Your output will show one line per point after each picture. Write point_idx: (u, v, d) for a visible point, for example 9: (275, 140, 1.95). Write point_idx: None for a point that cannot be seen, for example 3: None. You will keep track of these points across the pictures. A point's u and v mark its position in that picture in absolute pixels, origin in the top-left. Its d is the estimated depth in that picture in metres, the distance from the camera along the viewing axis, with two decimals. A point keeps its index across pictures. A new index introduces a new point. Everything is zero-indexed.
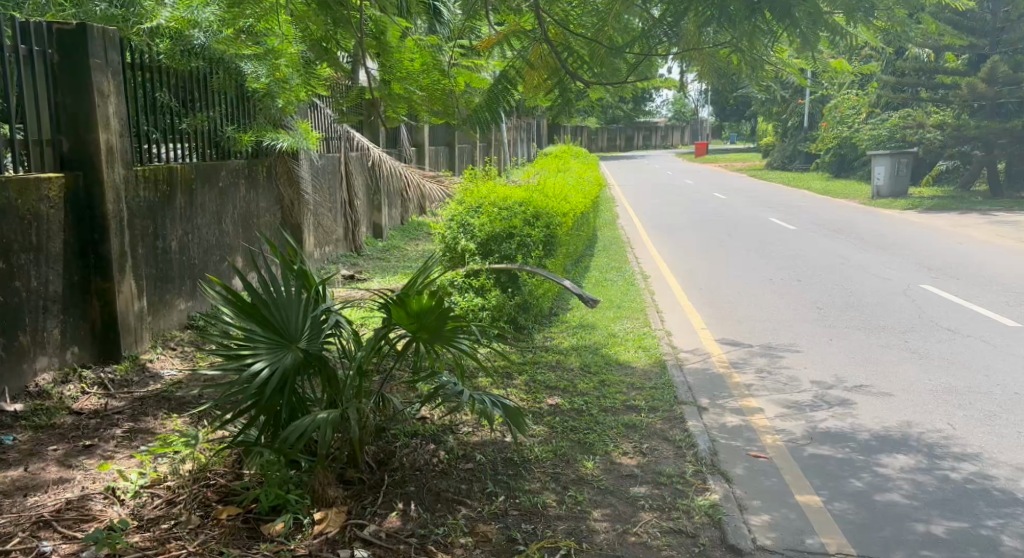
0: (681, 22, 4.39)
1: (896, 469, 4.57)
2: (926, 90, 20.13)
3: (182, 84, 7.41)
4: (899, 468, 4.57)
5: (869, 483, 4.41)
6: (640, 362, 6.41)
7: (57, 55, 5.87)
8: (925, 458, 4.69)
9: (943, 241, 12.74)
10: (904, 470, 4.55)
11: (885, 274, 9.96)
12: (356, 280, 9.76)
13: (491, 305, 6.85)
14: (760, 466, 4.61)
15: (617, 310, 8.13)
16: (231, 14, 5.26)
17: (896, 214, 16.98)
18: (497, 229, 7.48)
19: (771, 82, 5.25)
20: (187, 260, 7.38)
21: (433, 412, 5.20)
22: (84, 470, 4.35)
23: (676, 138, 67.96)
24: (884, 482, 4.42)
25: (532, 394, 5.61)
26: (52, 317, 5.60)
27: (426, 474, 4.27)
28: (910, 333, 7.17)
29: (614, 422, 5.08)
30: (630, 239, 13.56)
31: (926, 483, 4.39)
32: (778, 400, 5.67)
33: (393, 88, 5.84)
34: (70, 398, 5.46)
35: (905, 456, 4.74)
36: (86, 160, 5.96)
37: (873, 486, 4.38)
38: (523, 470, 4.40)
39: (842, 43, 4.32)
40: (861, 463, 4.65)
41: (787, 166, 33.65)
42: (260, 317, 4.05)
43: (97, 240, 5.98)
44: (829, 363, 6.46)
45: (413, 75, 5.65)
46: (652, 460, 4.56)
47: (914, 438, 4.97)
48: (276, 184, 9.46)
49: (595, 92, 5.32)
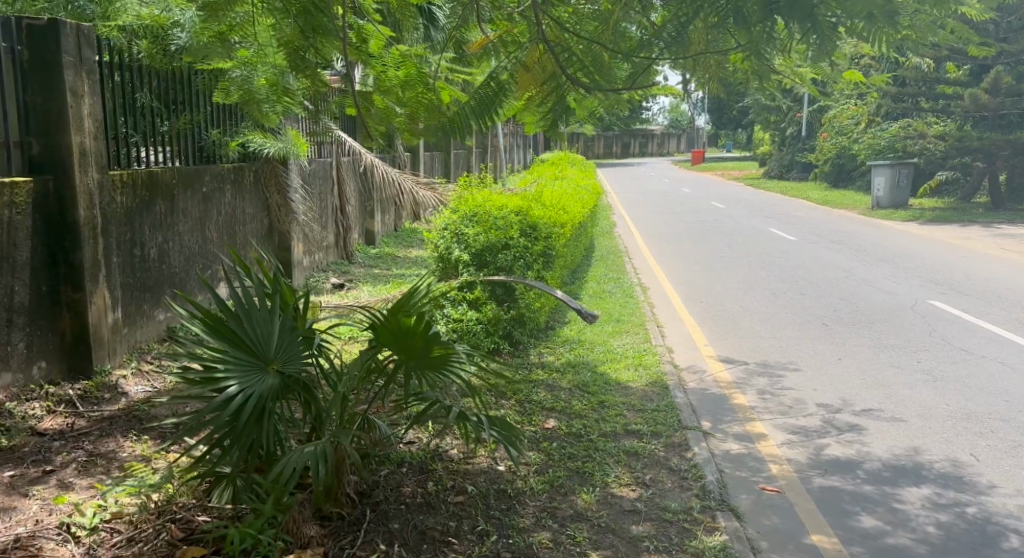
0: (684, 32, 4.13)
1: (912, 504, 4.24)
2: (927, 100, 19.88)
3: (163, 84, 7.09)
4: (918, 504, 4.24)
5: (884, 521, 4.08)
6: (639, 382, 6.07)
7: (27, 52, 5.53)
8: (945, 492, 4.37)
9: (949, 255, 12.47)
10: (921, 506, 4.22)
11: (892, 288, 9.66)
12: (345, 290, 9.47)
13: (485, 318, 6.59)
14: (771, 500, 4.28)
15: (616, 325, 7.81)
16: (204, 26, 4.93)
17: (898, 226, 16.75)
18: (492, 239, 7.13)
19: (778, 91, 4.99)
20: (167, 269, 7.04)
21: (421, 435, 4.90)
22: (40, 501, 4.04)
23: (671, 146, 67.89)
24: (900, 519, 4.09)
25: (527, 416, 5.27)
26: (17, 330, 5.27)
27: (411, 510, 3.94)
28: (921, 353, 6.87)
29: (615, 449, 4.76)
30: (630, 250, 13.23)
31: (950, 522, 4.07)
32: (785, 425, 5.34)
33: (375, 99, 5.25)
34: (34, 417, 5.11)
35: (923, 488, 4.42)
36: (57, 164, 5.62)
37: (888, 523, 4.05)
38: (516, 504, 4.08)
39: (866, 48, 4.01)
40: (874, 497, 4.32)
41: (785, 175, 33.47)
42: (230, 335, 3.70)
43: (68, 248, 5.65)
44: (838, 384, 6.14)
45: (396, 89, 5.09)
46: (655, 493, 4.23)
47: (933, 469, 4.66)
48: (263, 191, 9.10)
49: (591, 102, 5.04)
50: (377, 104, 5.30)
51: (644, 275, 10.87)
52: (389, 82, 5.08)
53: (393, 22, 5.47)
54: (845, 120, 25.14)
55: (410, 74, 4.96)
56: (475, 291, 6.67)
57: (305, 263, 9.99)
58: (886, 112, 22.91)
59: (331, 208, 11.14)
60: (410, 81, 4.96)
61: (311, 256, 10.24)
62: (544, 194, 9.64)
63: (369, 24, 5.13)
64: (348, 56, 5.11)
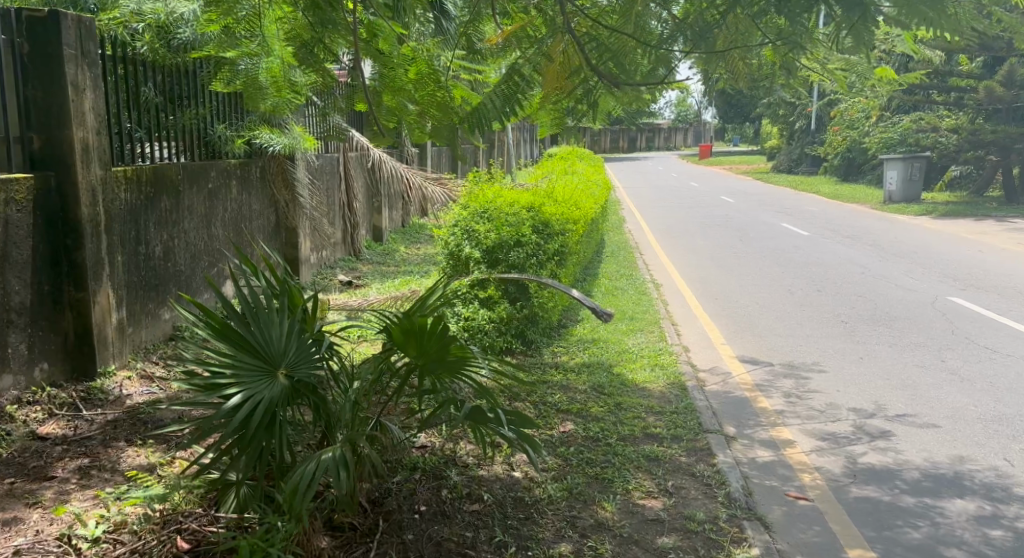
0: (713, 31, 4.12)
1: (956, 517, 4.07)
2: (940, 93, 19.64)
3: (168, 79, 6.94)
4: (962, 517, 4.08)
5: (929, 535, 3.91)
6: (656, 382, 5.91)
7: (27, 44, 5.37)
8: (988, 504, 4.20)
9: (966, 249, 12.29)
10: (966, 519, 4.05)
11: (910, 284, 9.46)
12: (353, 288, 9.34)
13: (497, 317, 6.41)
14: (803, 511, 4.11)
15: (630, 323, 7.64)
16: (208, 20, 4.78)
17: (911, 221, 16.55)
18: (504, 236, 6.94)
19: (802, 86, 4.84)
20: (173, 267, 6.90)
21: (434, 438, 4.74)
22: (42, 510, 3.95)
23: (678, 141, 67.64)
24: (945, 533, 3.92)
25: (543, 418, 5.11)
26: (17, 331, 5.13)
27: (426, 519, 3.79)
28: (946, 352, 6.69)
29: (635, 454, 4.60)
30: (640, 245, 13.07)
31: (996, 536, 3.90)
32: (812, 430, 5.17)
33: (384, 101, 4.84)
34: (35, 421, 4.99)
35: (964, 499, 4.25)
36: (60, 160, 5.47)
37: (934, 538, 3.88)
38: (535, 514, 3.92)
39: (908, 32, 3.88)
40: (915, 509, 4.15)
41: (794, 170, 33.22)
42: (238, 339, 3.55)
43: (71, 246, 5.51)
44: (863, 386, 5.96)
45: (409, 89, 4.70)
46: (679, 502, 4.08)
47: (973, 478, 4.48)
48: (270, 187, 8.93)
49: (609, 101, 4.89)
50: (387, 105, 4.84)
51: (656, 271, 10.69)
52: (403, 84, 4.68)
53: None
54: (854, 114, 24.89)
55: (421, 73, 4.67)
56: (489, 289, 6.51)
57: (313, 260, 9.86)
58: (897, 105, 22.69)
59: (339, 204, 10.97)
60: (422, 79, 4.67)
61: (319, 253, 10.11)
62: (556, 189, 9.46)
63: (378, 18, 4.97)
64: (358, 53, 4.93)
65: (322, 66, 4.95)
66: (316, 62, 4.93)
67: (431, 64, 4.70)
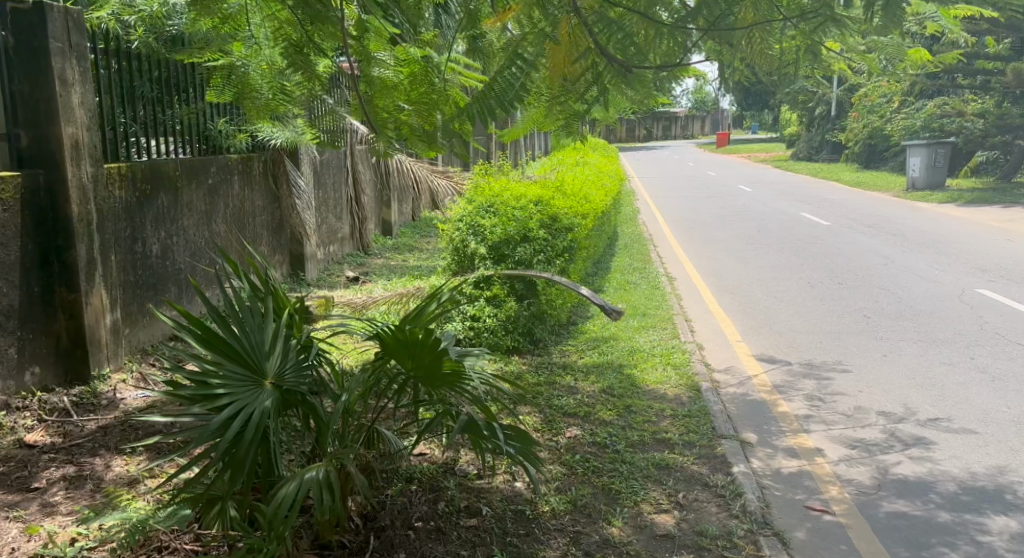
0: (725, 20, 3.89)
1: (997, 536, 3.80)
2: (964, 79, 19.22)
3: (165, 72, 6.73)
4: (1004, 536, 3.80)
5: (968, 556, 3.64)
6: (668, 384, 5.65)
7: (11, 37, 5.16)
8: None
9: (994, 238, 11.92)
10: (1009, 538, 3.78)
11: (935, 276, 9.14)
12: (359, 283, 9.18)
13: (502, 315, 6.18)
14: (827, 527, 3.85)
15: (642, 319, 7.40)
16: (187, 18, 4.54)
17: (935, 209, 16.16)
18: (509, 231, 6.72)
19: (821, 72, 4.58)
20: (172, 266, 6.71)
21: (432, 446, 4.55)
22: (19, 526, 3.76)
23: (694, 128, 67.27)
24: (986, 553, 3.66)
25: (548, 423, 4.87)
26: (5, 335, 4.95)
27: (420, 538, 3.57)
28: (975, 349, 6.39)
29: (645, 462, 4.36)
30: (653, 237, 12.81)
31: None
32: (836, 436, 4.91)
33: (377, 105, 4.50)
34: (24, 428, 4.82)
35: (1006, 516, 3.97)
36: (48, 157, 5.27)
37: None
38: (536, 530, 3.70)
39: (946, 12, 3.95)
40: (954, 527, 3.88)
41: (814, 157, 32.82)
42: (223, 346, 3.31)
43: (61, 246, 5.31)
44: (888, 386, 5.70)
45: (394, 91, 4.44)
46: (692, 517, 3.83)
47: (1013, 491, 4.21)
48: (273, 184, 8.76)
49: (616, 100, 4.66)
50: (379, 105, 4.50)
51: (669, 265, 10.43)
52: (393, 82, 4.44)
53: (409, 20, 4.59)
54: (876, 100, 24.45)
55: (414, 74, 4.40)
56: (495, 288, 6.24)
57: (320, 256, 9.73)
58: (921, 90, 22.19)
59: (346, 198, 10.82)
60: (415, 80, 4.39)
61: (327, 248, 9.99)
62: (567, 182, 9.21)
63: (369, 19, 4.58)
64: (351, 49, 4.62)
65: (313, 71, 4.41)
66: (306, 60, 4.41)
67: (425, 67, 4.42)
